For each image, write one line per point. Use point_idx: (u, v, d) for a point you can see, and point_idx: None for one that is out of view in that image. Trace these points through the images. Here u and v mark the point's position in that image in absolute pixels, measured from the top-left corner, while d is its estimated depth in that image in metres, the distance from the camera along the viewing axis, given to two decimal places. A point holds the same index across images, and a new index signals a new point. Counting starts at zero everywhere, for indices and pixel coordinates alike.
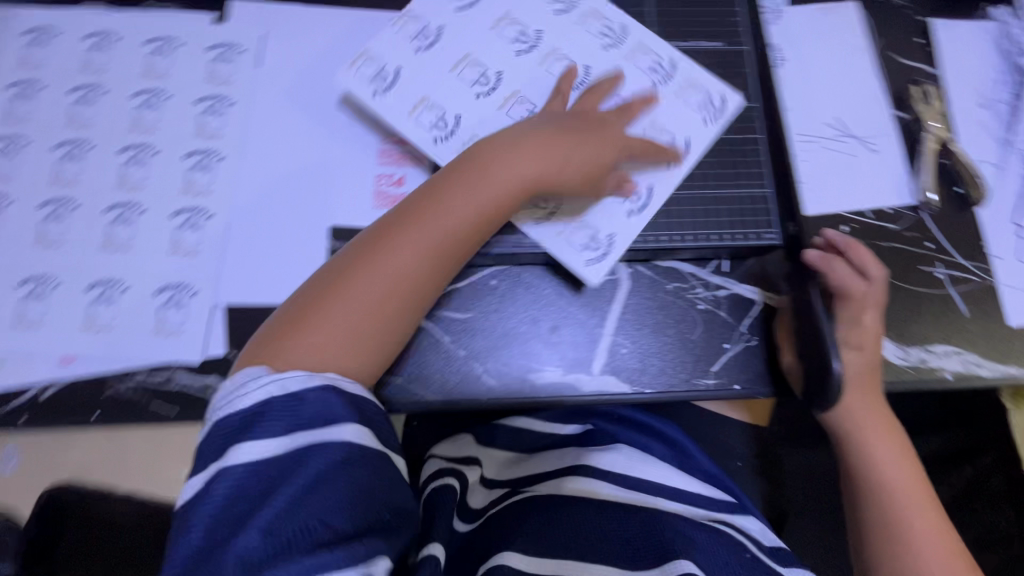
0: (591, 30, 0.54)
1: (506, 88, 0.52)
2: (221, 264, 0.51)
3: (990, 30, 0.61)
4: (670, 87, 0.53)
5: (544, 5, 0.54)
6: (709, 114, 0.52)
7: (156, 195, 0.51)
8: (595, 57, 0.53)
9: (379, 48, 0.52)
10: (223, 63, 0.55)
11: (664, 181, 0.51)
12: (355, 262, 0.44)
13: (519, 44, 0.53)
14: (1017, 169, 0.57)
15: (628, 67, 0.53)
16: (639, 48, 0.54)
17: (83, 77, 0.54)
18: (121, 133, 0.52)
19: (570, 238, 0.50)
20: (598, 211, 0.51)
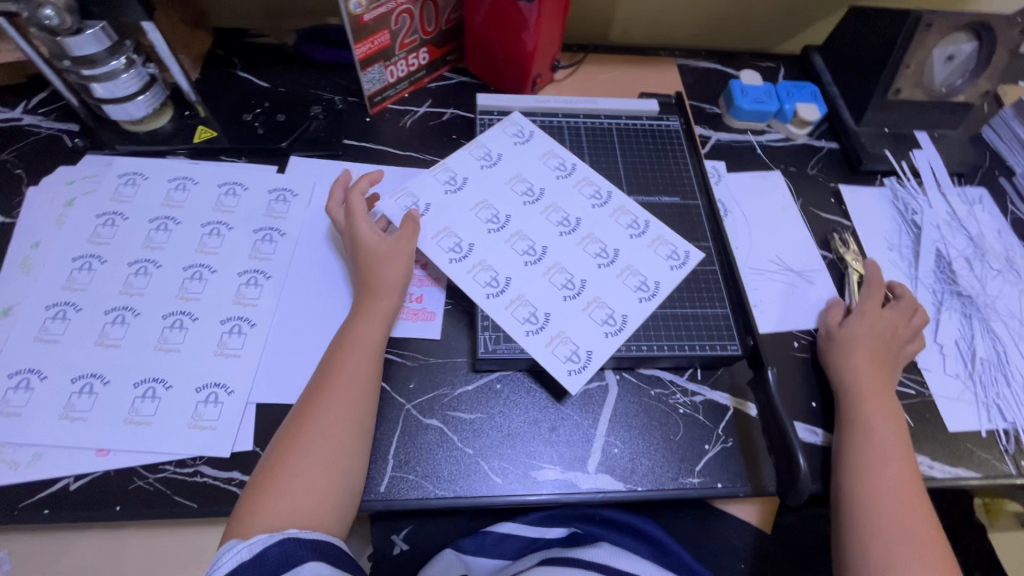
0: (582, 192, 0.67)
1: (518, 234, 0.63)
2: (259, 365, 0.57)
3: (886, 194, 0.78)
4: (645, 238, 0.64)
5: (548, 170, 0.69)
6: (676, 261, 0.63)
7: (209, 305, 0.60)
8: (583, 210, 0.66)
9: (417, 188, 0.65)
10: (280, 202, 0.68)
11: (637, 310, 0.60)
12: (305, 410, 0.51)
13: (526, 197, 0.66)
14: (928, 298, 0.69)
15: (609, 221, 0.65)
16: (617, 208, 0.67)
17: (164, 210, 0.65)
18: (188, 254, 0.62)
19: (556, 348, 0.57)
20: (579, 329, 0.58)
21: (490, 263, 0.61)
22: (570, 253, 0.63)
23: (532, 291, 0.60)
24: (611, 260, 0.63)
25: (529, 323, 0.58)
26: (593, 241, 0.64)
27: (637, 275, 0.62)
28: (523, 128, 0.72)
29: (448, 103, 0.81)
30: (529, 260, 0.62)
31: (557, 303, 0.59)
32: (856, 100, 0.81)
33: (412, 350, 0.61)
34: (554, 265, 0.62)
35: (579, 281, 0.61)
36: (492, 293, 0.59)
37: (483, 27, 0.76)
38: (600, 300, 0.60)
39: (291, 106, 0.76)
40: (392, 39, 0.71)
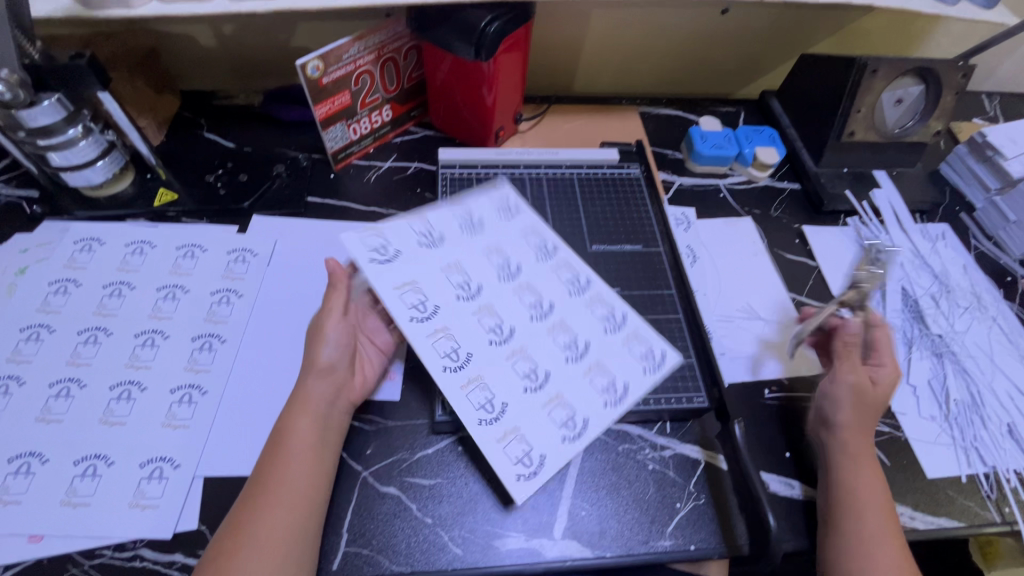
0: (562, 275, 0.65)
1: (489, 312, 0.61)
2: (208, 436, 0.55)
3: (849, 233, 0.78)
4: (621, 336, 0.61)
5: (530, 247, 0.67)
6: (651, 364, 0.59)
7: (159, 374, 0.58)
8: (556, 293, 0.64)
9: (391, 233, 0.64)
10: (239, 263, 0.67)
11: (598, 412, 0.57)
12: (242, 520, 0.48)
13: (502, 270, 0.65)
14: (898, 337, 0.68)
15: (587, 313, 0.62)
16: (594, 297, 0.64)
17: (118, 275, 0.64)
18: (140, 320, 0.61)
19: (507, 446, 0.54)
20: (534, 428, 0.55)
21: (449, 334, 0.59)
22: (540, 338, 0.60)
23: (493, 373, 0.57)
24: (579, 356, 0.60)
25: (484, 410, 0.55)
26: (563, 330, 0.61)
27: (605, 373, 0.59)
28: (510, 198, 0.71)
29: (413, 157, 0.82)
30: (497, 339, 0.60)
31: (516, 394, 0.57)
32: (814, 143, 0.82)
33: (371, 414, 0.59)
34: (521, 348, 0.59)
35: (544, 371, 0.58)
36: (448, 366, 0.57)
37: (443, 85, 0.77)
38: (563, 397, 0.57)
39: (255, 166, 0.76)
40: (352, 98, 0.72)
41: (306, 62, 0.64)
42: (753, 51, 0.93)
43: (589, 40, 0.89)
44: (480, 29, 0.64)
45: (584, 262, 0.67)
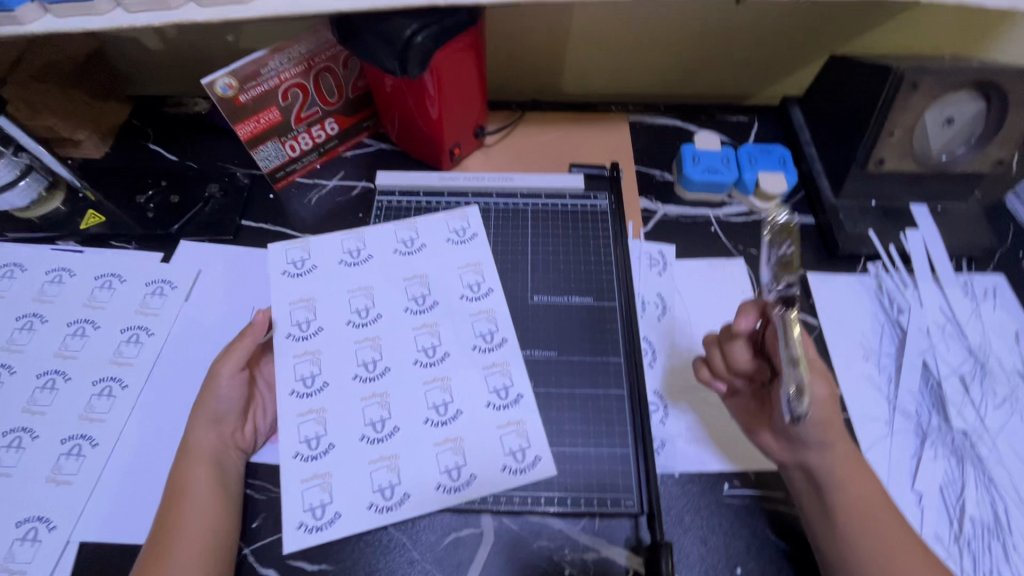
0: (474, 326, 0.57)
1: (368, 344, 0.56)
2: (91, 496, 0.52)
3: (868, 284, 0.64)
4: (500, 416, 0.52)
5: (459, 286, 0.59)
6: (513, 464, 0.50)
7: (53, 421, 0.55)
8: (459, 345, 0.56)
9: (317, 247, 0.61)
10: (156, 295, 0.63)
11: (421, 486, 0.49)
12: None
13: (414, 304, 0.58)
14: (908, 427, 0.55)
15: (480, 374, 0.54)
16: (495, 360, 0.55)
17: (32, 306, 0.62)
18: (44, 359, 0.58)
19: (307, 491, 0.49)
20: (348, 484, 0.50)
21: (311, 365, 0.55)
22: (407, 389, 0.53)
23: (336, 411, 0.52)
24: (442, 417, 0.52)
25: (305, 445, 0.51)
26: (443, 387, 0.53)
27: (459, 451, 0.51)
28: (460, 222, 0.63)
29: (362, 174, 0.74)
30: (363, 377, 0.54)
31: (348, 439, 0.51)
32: (835, 168, 0.67)
33: (260, 479, 0.52)
34: (381, 394, 0.53)
35: (391, 427, 0.52)
36: (297, 391, 0.53)
37: (389, 96, 0.68)
38: (396, 462, 0.50)
39: (190, 185, 0.71)
40: (283, 115, 0.65)
41: (215, 79, 0.57)
42: (773, 49, 0.78)
43: (572, 41, 0.76)
44: (404, 39, 0.55)
45: (509, 329, 0.57)
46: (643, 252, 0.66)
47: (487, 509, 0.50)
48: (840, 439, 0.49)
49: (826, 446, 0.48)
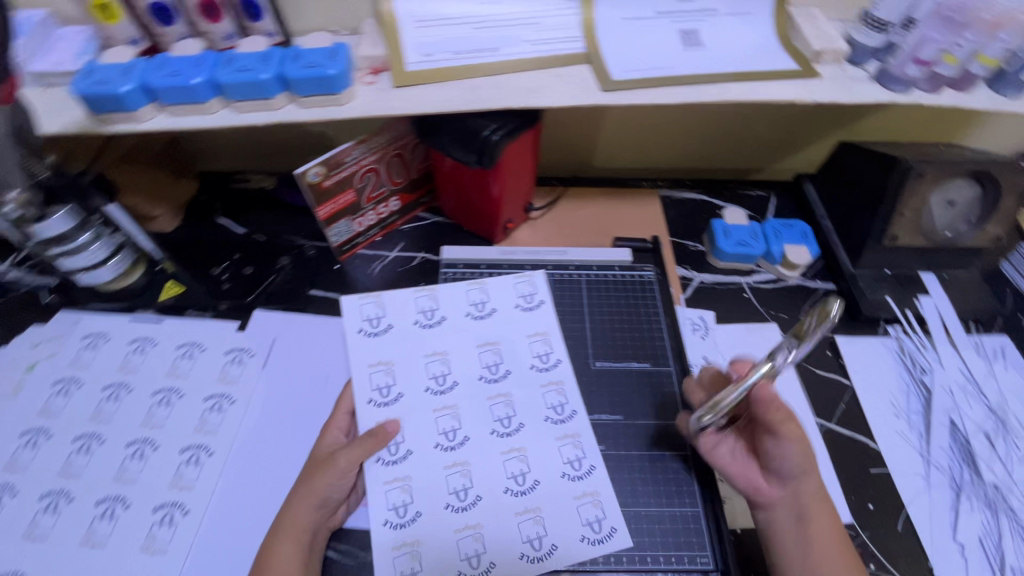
0: (546, 398, 0.61)
1: (446, 413, 0.60)
2: (183, 565, 0.54)
3: (891, 345, 0.70)
4: (574, 487, 0.56)
5: (529, 356, 0.64)
6: (590, 535, 0.54)
7: (144, 490, 0.58)
8: (533, 417, 0.60)
9: (391, 306, 0.67)
10: (235, 363, 0.67)
11: (506, 555, 0.52)
12: None
13: (488, 372, 0.63)
14: (944, 482, 0.61)
15: (554, 444, 0.58)
16: (566, 432, 0.59)
17: (118, 376, 0.65)
18: (132, 428, 0.62)
19: (397, 559, 0.52)
20: (436, 551, 0.52)
21: (400, 429, 0.59)
22: (488, 458, 0.57)
23: (421, 479, 0.56)
24: (521, 487, 0.56)
25: (394, 512, 0.54)
26: (521, 457, 0.58)
27: (538, 521, 0.54)
28: (530, 292, 0.69)
29: (420, 246, 0.80)
30: (445, 445, 0.58)
31: (435, 507, 0.55)
32: (851, 241, 0.75)
33: (348, 544, 0.55)
34: (462, 463, 0.57)
35: (473, 496, 0.55)
36: (383, 458, 0.57)
37: (449, 177, 0.75)
38: (480, 530, 0.53)
39: (261, 258, 0.77)
40: (357, 195, 0.71)
41: (306, 170, 0.63)
42: (786, 133, 0.87)
43: (608, 128, 0.85)
44: (483, 138, 0.63)
45: (577, 402, 0.61)
46: (686, 318, 0.72)
47: (567, 570, 0.52)
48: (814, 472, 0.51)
49: (803, 475, 0.51)
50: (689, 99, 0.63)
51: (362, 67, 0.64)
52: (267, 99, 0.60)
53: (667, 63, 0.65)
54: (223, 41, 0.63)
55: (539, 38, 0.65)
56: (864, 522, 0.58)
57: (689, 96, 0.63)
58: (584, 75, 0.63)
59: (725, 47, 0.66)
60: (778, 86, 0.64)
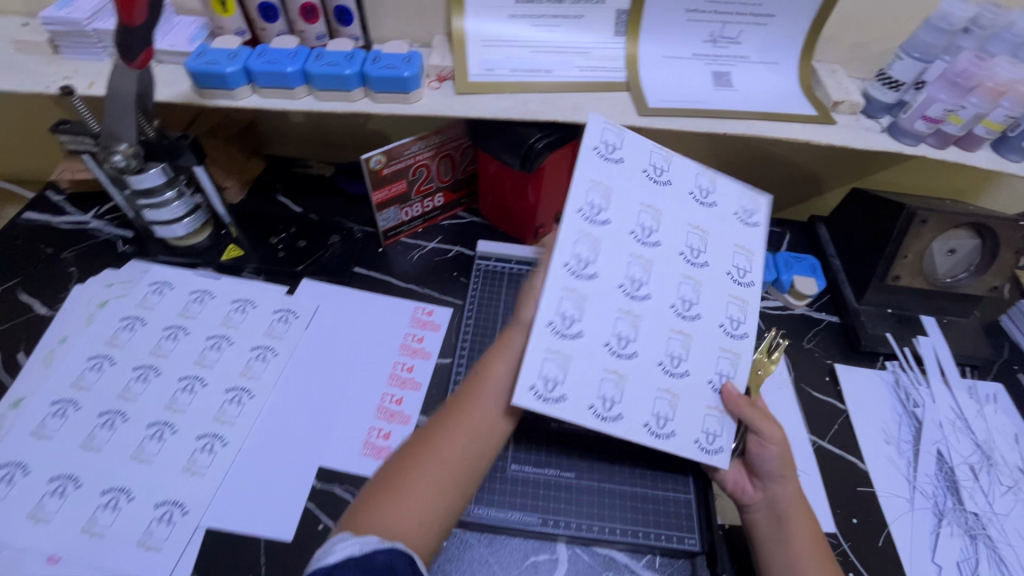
0: (726, 307, 0.60)
1: (633, 263, 0.58)
2: (218, 488, 0.60)
3: (886, 378, 0.75)
4: (714, 399, 0.57)
5: (728, 264, 0.61)
6: (705, 442, 0.56)
7: (190, 419, 0.64)
8: (710, 313, 0.59)
9: (632, 145, 0.60)
10: (281, 322, 0.74)
11: (579, 398, 0.53)
12: (430, 438, 0.53)
13: (688, 253, 0.60)
14: (927, 507, 0.64)
15: (710, 352, 0.59)
16: (730, 350, 0.59)
17: (178, 320, 0.73)
18: (186, 365, 0.68)
19: (545, 363, 0.53)
20: (583, 375, 0.54)
21: (617, 252, 0.57)
22: (658, 326, 0.57)
23: (597, 305, 0.55)
24: (673, 368, 0.57)
25: (560, 319, 0.54)
26: (683, 340, 0.58)
27: (619, 386, 0.55)
28: (751, 207, 0.64)
29: (456, 241, 0.87)
30: (629, 292, 0.57)
31: (598, 340, 0.55)
32: (856, 278, 0.80)
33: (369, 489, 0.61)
34: (581, 294, 0.55)
35: (633, 349, 0.56)
36: (570, 267, 0.55)
37: (490, 180, 0.83)
38: (567, 362, 0.54)
39: (313, 234, 0.85)
40: (408, 186, 0.79)
41: (370, 156, 0.71)
42: (804, 177, 0.94)
43: None
44: (528, 144, 0.71)
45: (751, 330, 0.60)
46: None
47: (564, 537, 0.58)
48: (793, 477, 0.57)
49: (781, 480, 0.56)
50: (716, 130, 0.70)
51: (431, 75, 0.73)
52: (348, 91, 0.69)
53: (699, 98, 0.73)
54: (315, 41, 0.73)
55: (588, 65, 0.74)
56: (846, 533, 0.62)
57: (718, 128, 0.71)
58: (625, 101, 0.72)
59: (753, 90, 0.74)
60: (796, 128, 0.71)
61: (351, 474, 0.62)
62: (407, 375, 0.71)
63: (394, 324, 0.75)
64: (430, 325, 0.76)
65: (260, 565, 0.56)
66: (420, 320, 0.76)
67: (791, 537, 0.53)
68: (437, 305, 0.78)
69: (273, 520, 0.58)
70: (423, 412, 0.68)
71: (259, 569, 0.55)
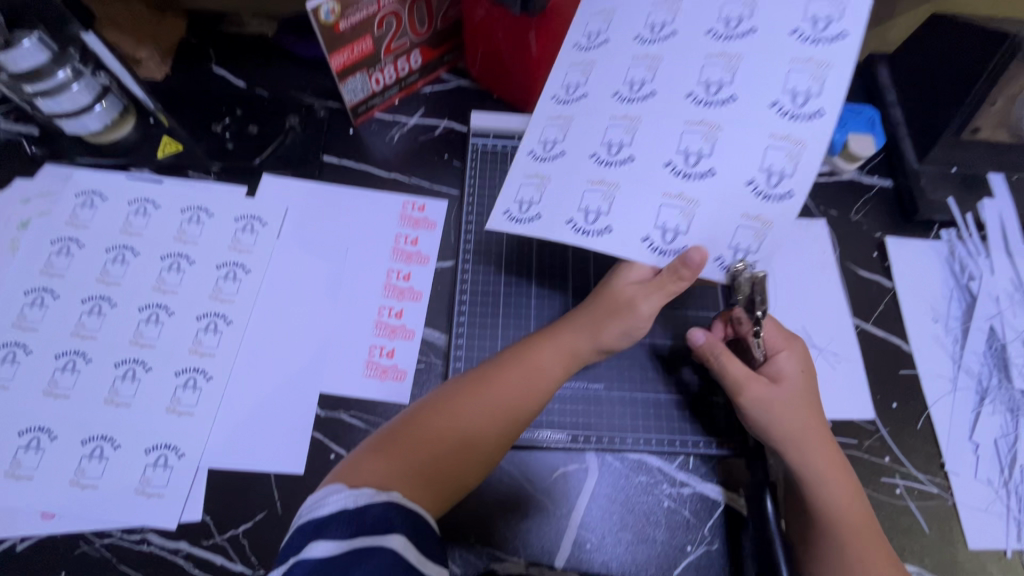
0: (788, 77, 0.45)
1: (637, 70, 0.49)
2: (212, 426, 0.54)
3: (940, 249, 0.67)
4: (753, 204, 0.45)
5: (798, 18, 0.45)
6: (728, 260, 0.46)
7: (163, 354, 0.56)
8: (751, 101, 0.46)
9: None
10: (247, 232, 0.62)
11: (555, 214, 0.48)
12: (459, 396, 0.48)
13: (721, 26, 0.48)
14: (970, 386, 0.61)
15: (758, 143, 0.45)
16: (790, 133, 0.44)
17: (121, 238, 0.61)
18: (143, 292, 0.58)
19: (523, 185, 0.49)
20: (566, 190, 0.48)
21: (616, 65, 0.50)
22: (666, 121, 0.47)
23: (583, 122, 0.50)
24: (690, 167, 0.46)
25: (541, 144, 0.50)
26: (709, 134, 0.46)
27: (608, 198, 0.47)
28: None
29: (443, 112, 0.71)
30: (623, 98, 0.49)
31: (581, 151, 0.49)
32: (922, 133, 0.68)
33: (383, 413, 0.56)
34: (568, 117, 0.50)
35: (627, 154, 0.48)
36: (558, 97, 0.51)
37: (478, 30, 0.65)
38: (547, 184, 0.49)
39: (265, 116, 0.68)
40: (375, 45, 0.61)
41: (319, 5, 0.53)
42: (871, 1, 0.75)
43: None
44: None
45: (833, 98, 0.43)
46: None
47: (594, 449, 0.57)
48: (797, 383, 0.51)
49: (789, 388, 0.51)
50: None
51: None
52: None
53: None
54: None
55: None
56: (885, 419, 0.60)
57: None
58: None
59: None
60: None
61: (355, 398, 0.56)
62: (404, 284, 0.61)
63: (382, 224, 0.64)
64: (424, 224, 0.64)
65: (275, 499, 0.52)
66: (412, 217, 0.65)
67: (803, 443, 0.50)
68: (430, 197, 0.66)
69: (281, 453, 0.54)
70: (428, 324, 0.60)
71: (275, 503, 0.52)
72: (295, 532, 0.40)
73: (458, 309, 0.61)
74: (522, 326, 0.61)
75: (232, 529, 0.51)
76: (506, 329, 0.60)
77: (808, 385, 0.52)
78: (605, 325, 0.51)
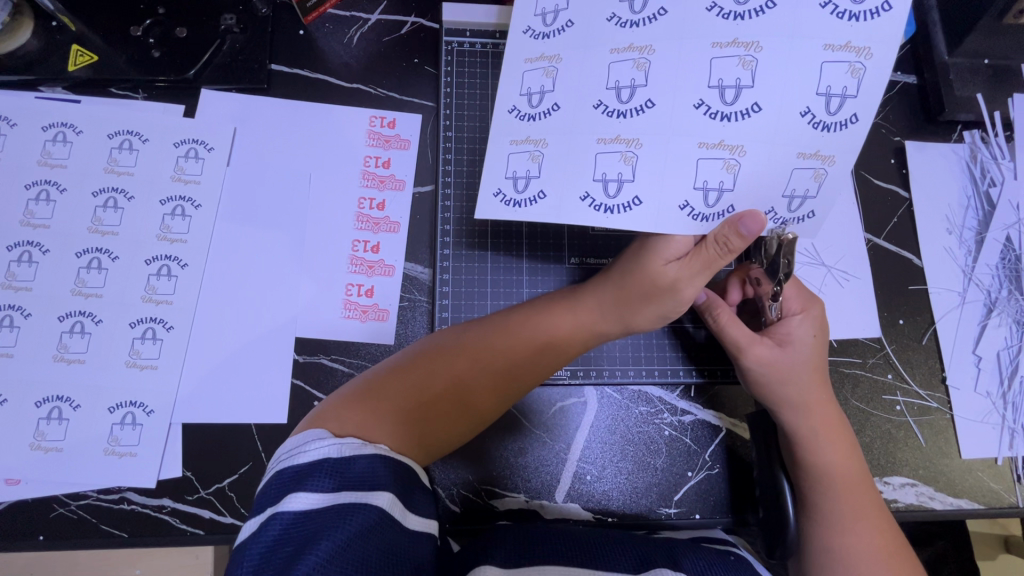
0: None
1: None
2: (178, 380, 0.50)
3: (961, 153, 0.62)
4: (811, 140, 0.39)
5: None
6: (781, 212, 0.41)
7: (113, 304, 0.50)
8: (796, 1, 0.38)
9: None
10: (192, 159, 0.54)
11: (566, 190, 0.42)
12: (455, 350, 0.44)
13: None
14: (979, 299, 0.58)
15: (810, 65, 0.38)
16: (851, 43, 0.38)
17: (42, 172, 0.52)
18: (79, 235, 0.51)
19: (514, 155, 0.43)
20: (572, 159, 0.42)
21: None
22: (686, 47, 0.40)
23: (578, 64, 0.41)
24: (727, 105, 0.39)
25: (527, 98, 0.42)
26: (748, 60, 0.39)
27: (630, 162, 0.41)
28: None
29: (408, 4, 0.59)
30: (622, 22, 0.41)
31: (580, 100, 0.41)
32: (956, 18, 0.59)
33: (368, 356, 0.52)
34: (555, 57, 0.42)
35: (644, 99, 0.40)
36: (533, 30, 0.42)
37: None
38: (543, 150, 0.42)
39: (193, 14, 0.56)
40: None
41: None
42: None
43: None
44: None
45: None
46: None
47: (594, 383, 0.54)
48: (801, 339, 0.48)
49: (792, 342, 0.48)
50: None
51: None
52: None
53: None
54: None
55: None
56: (890, 336, 0.58)
57: None
58: None
59: None
60: None
61: (334, 341, 0.52)
62: (378, 214, 0.55)
63: (349, 144, 0.56)
64: (396, 144, 0.56)
65: (259, 450, 0.49)
66: (381, 135, 0.56)
67: (799, 395, 0.47)
68: (401, 110, 0.57)
69: (259, 404, 0.50)
70: (409, 258, 0.55)
71: (259, 455, 0.49)
72: (272, 479, 0.35)
73: (442, 242, 0.55)
74: (513, 258, 0.55)
75: (217, 483, 0.49)
76: (497, 260, 0.55)
77: (819, 349, 0.48)
78: (637, 308, 0.45)
